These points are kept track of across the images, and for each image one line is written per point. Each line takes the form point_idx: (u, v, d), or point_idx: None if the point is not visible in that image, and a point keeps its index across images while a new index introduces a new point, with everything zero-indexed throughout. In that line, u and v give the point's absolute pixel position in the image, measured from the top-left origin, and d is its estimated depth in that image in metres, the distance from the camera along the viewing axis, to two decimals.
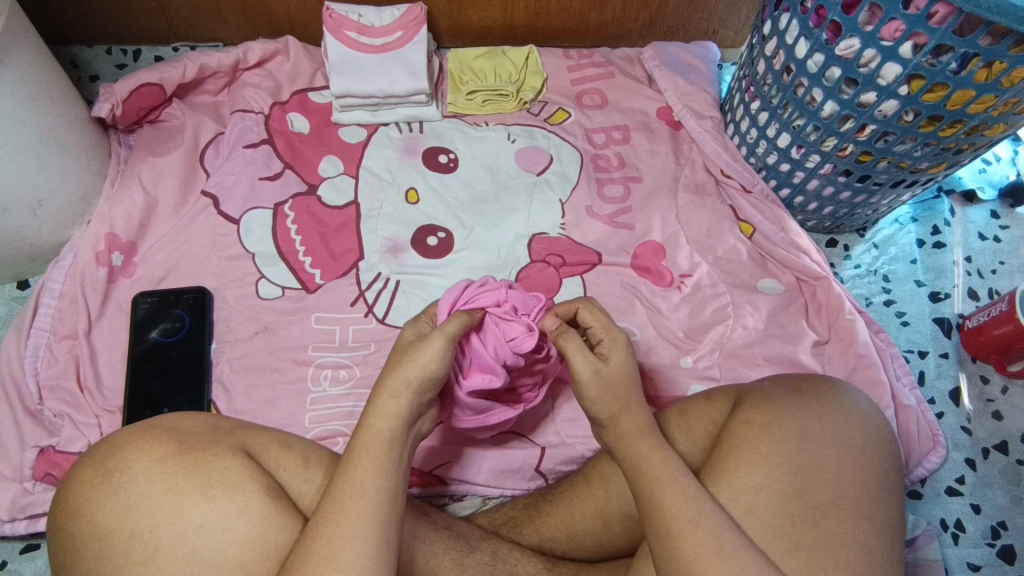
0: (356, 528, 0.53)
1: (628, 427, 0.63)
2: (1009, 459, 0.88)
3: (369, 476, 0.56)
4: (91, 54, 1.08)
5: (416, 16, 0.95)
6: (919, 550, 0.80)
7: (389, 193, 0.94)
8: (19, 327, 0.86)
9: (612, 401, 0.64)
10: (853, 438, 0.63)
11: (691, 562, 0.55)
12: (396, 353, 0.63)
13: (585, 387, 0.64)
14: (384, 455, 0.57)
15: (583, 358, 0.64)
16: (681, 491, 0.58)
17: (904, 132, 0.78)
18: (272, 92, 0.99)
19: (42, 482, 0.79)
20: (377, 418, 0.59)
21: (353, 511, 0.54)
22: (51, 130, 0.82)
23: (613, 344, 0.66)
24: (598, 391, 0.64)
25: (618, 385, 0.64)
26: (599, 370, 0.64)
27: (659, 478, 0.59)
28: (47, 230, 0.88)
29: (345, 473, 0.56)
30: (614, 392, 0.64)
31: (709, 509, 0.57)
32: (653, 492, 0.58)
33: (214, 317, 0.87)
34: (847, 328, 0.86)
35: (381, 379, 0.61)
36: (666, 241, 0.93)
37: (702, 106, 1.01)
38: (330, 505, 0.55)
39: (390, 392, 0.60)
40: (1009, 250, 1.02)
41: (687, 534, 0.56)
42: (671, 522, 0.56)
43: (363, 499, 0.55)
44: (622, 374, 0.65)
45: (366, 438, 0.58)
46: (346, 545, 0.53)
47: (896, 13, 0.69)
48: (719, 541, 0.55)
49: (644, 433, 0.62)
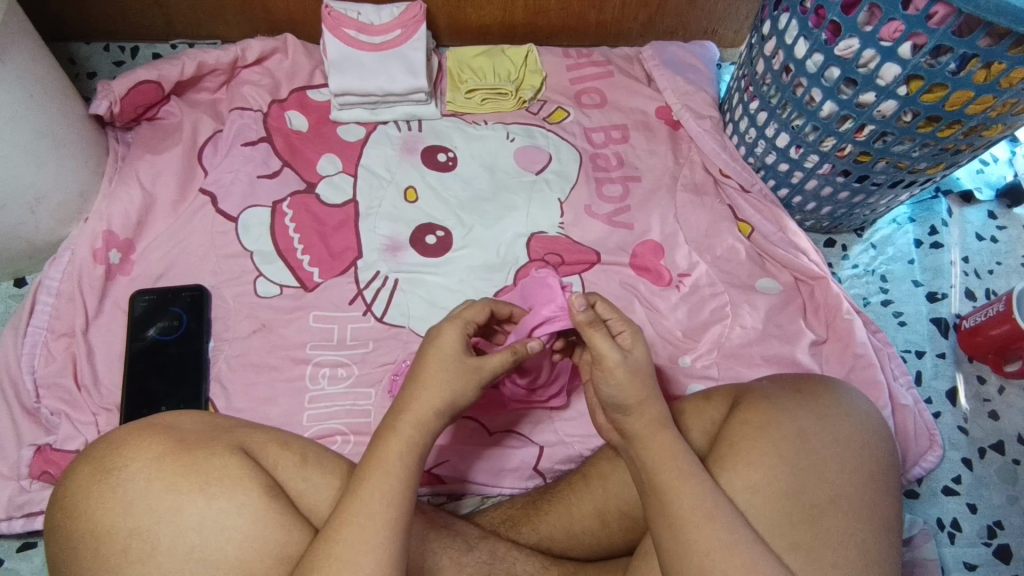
0: (368, 529, 0.53)
1: (650, 418, 0.62)
2: (1006, 459, 0.89)
3: (394, 482, 0.56)
4: (89, 50, 1.08)
5: (416, 14, 0.95)
6: (917, 550, 0.80)
7: (388, 192, 0.94)
8: (17, 324, 0.86)
9: (640, 388, 0.62)
10: (851, 437, 0.63)
11: (703, 558, 0.55)
12: (425, 364, 0.62)
13: (615, 370, 0.61)
14: (411, 463, 0.57)
15: (608, 344, 0.62)
16: (691, 488, 0.57)
17: (903, 132, 0.78)
18: (271, 90, 0.99)
19: (39, 480, 0.79)
20: (392, 422, 0.59)
21: (377, 517, 0.54)
22: (49, 127, 0.82)
23: (634, 336, 0.64)
24: (629, 376, 0.62)
25: (643, 375, 0.63)
26: (627, 356, 0.62)
27: (674, 472, 0.59)
28: (45, 227, 0.87)
29: (368, 476, 0.56)
30: (641, 378, 0.62)
31: (721, 505, 0.57)
32: (667, 485, 0.58)
33: (212, 315, 0.87)
34: (845, 327, 0.87)
35: (416, 370, 0.62)
36: (666, 240, 0.93)
37: (701, 106, 1.01)
38: (351, 505, 0.55)
39: (425, 398, 0.60)
40: (1006, 250, 1.02)
41: (700, 528, 0.56)
42: (686, 515, 0.56)
43: (389, 506, 0.55)
44: (643, 364, 0.63)
45: (384, 446, 0.58)
46: (365, 549, 0.53)
47: (896, 13, 0.69)
48: (731, 537, 0.55)
49: (664, 425, 0.62)
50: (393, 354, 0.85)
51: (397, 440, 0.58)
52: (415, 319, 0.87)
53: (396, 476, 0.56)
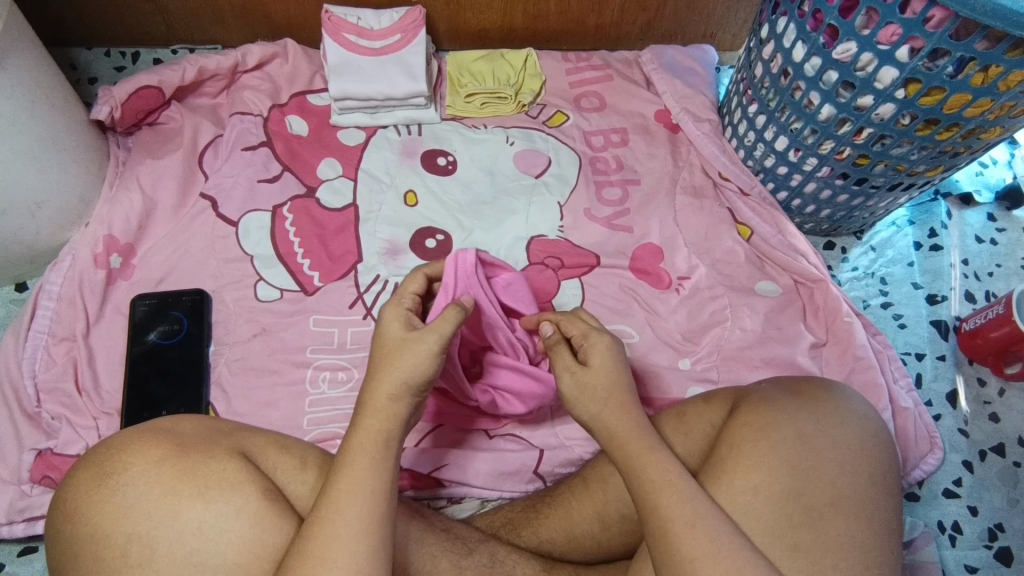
0: (339, 524, 0.54)
1: (616, 431, 0.63)
2: (1007, 462, 0.89)
3: (365, 477, 0.56)
4: (91, 56, 1.09)
5: (416, 19, 0.96)
6: (917, 552, 0.80)
7: (387, 195, 0.94)
8: (18, 329, 0.86)
9: (591, 402, 0.64)
10: (851, 440, 0.63)
11: (685, 566, 0.55)
12: (379, 354, 0.61)
13: (566, 390, 0.66)
14: (377, 455, 0.57)
15: (562, 363, 0.67)
16: (671, 497, 0.57)
17: (902, 135, 0.78)
18: (271, 94, 0.99)
19: (40, 484, 0.79)
20: (356, 417, 0.59)
21: (350, 510, 0.54)
22: (50, 132, 0.83)
23: (593, 346, 0.66)
24: (577, 393, 0.65)
25: (595, 384, 0.65)
26: (576, 374, 0.65)
27: (655, 480, 0.58)
28: (46, 232, 0.88)
29: (342, 471, 0.56)
30: (592, 392, 0.64)
31: (704, 512, 0.56)
32: (651, 494, 0.58)
33: (213, 318, 0.87)
34: (845, 330, 0.87)
35: (373, 362, 0.62)
36: (665, 243, 0.93)
37: (700, 109, 1.01)
38: (325, 503, 0.55)
39: (380, 383, 0.60)
40: (1006, 252, 1.02)
41: (683, 537, 0.55)
42: (669, 526, 0.56)
43: (359, 498, 0.55)
44: (602, 373, 0.65)
45: (355, 437, 0.58)
46: (341, 546, 0.53)
47: (893, 16, 0.69)
48: (715, 545, 0.55)
49: (639, 433, 0.62)
50: None
51: (376, 435, 0.58)
52: None
53: (367, 467, 0.56)
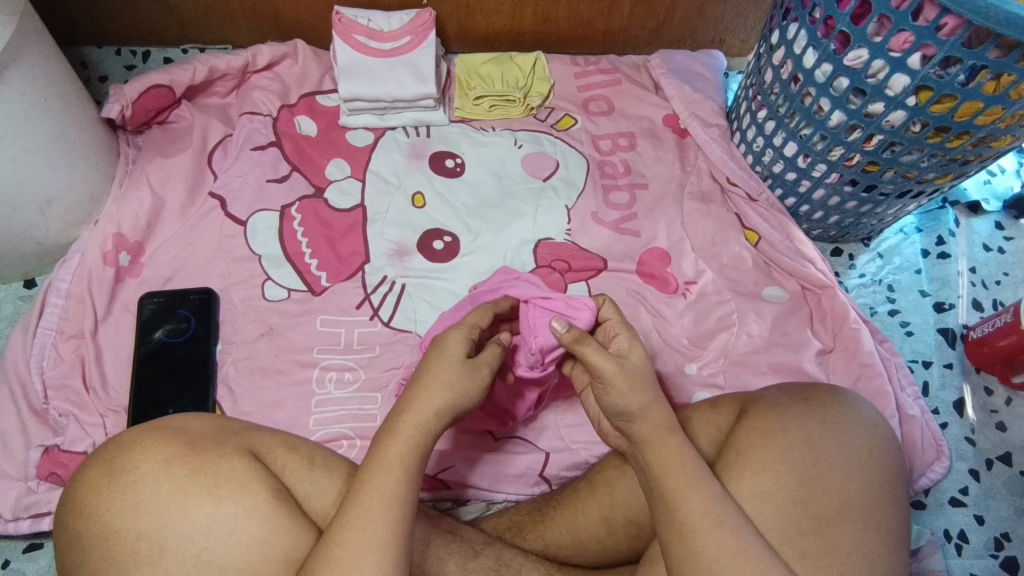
0: (370, 533, 0.53)
1: (657, 422, 0.61)
2: (1014, 471, 0.88)
3: (393, 483, 0.56)
4: (101, 54, 1.09)
5: (426, 21, 0.96)
6: (923, 561, 0.80)
7: (395, 197, 0.94)
8: (25, 325, 0.86)
9: (641, 394, 0.62)
10: (859, 446, 0.63)
11: (714, 562, 0.55)
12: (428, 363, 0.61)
13: (612, 380, 0.61)
14: (409, 467, 0.57)
15: (601, 355, 0.62)
16: (700, 496, 0.57)
17: (912, 142, 0.78)
18: (280, 94, 1.00)
19: (46, 481, 0.79)
20: (393, 423, 0.58)
21: (379, 519, 0.54)
22: (61, 130, 0.83)
23: (630, 340, 0.65)
24: (627, 385, 0.61)
25: (641, 380, 0.62)
26: (623, 365, 0.62)
27: (682, 480, 0.58)
28: (56, 229, 0.88)
29: (369, 477, 0.56)
30: (641, 383, 0.62)
31: (731, 513, 0.57)
32: (674, 493, 0.58)
33: (220, 317, 0.87)
34: (852, 336, 0.87)
35: (417, 375, 0.61)
36: (672, 247, 0.93)
37: (709, 114, 1.01)
38: (353, 509, 0.55)
39: (431, 395, 0.59)
40: (1013, 261, 1.02)
41: (710, 535, 0.55)
42: (693, 523, 0.56)
43: (388, 505, 0.55)
44: (641, 370, 0.63)
45: (388, 445, 0.57)
46: (367, 554, 0.53)
47: (905, 24, 0.69)
48: (740, 544, 0.55)
49: (672, 428, 0.61)
50: (399, 359, 0.85)
51: (412, 446, 0.58)
52: (422, 324, 0.87)
53: (400, 478, 0.56)
